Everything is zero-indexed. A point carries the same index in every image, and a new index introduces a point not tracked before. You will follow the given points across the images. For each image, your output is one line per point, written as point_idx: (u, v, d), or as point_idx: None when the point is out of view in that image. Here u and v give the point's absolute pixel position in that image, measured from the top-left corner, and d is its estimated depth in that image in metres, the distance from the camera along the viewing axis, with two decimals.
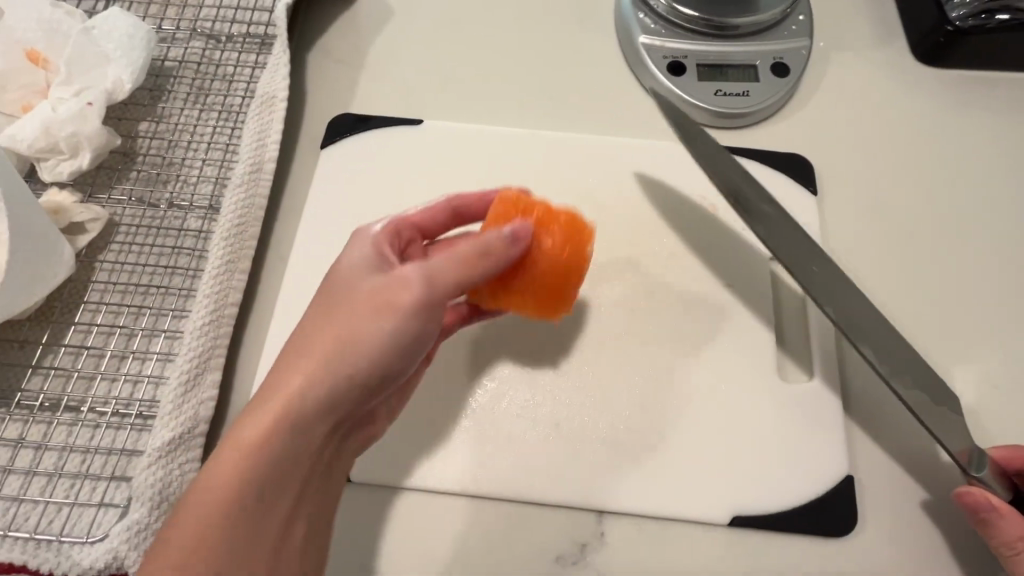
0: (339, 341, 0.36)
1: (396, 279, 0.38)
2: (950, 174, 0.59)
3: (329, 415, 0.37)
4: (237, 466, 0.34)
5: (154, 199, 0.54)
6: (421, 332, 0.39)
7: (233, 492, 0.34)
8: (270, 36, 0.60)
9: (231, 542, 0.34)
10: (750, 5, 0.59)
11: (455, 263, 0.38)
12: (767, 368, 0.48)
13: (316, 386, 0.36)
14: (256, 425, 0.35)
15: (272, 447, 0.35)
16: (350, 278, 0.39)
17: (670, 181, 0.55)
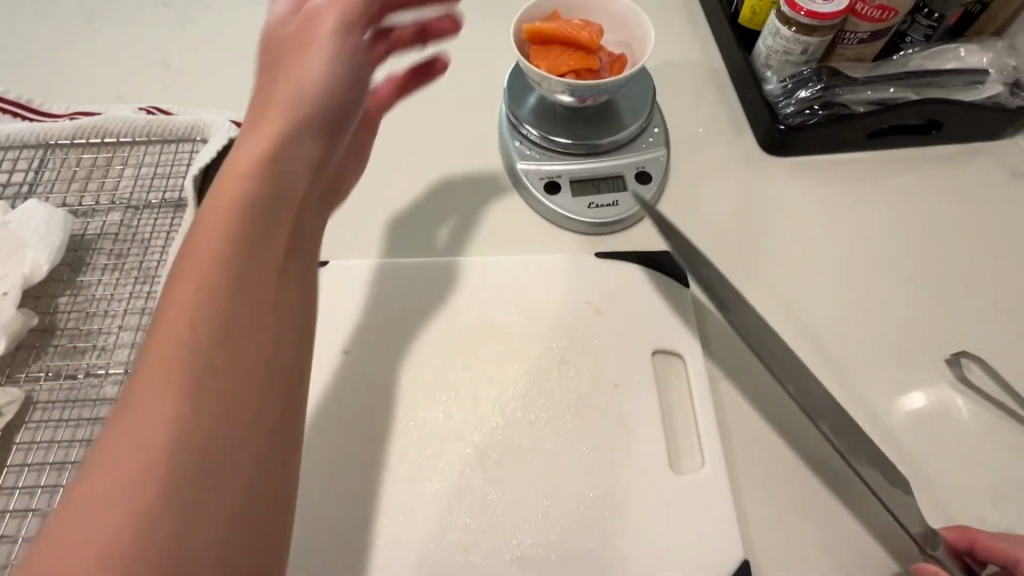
0: (268, 130, 0.41)
1: (300, 46, 0.44)
2: (809, 251, 0.66)
3: (283, 180, 0.40)
4: (195, 295, 0.34)
5: (72, 371, 0.56)
6: (332, 74, 0.44)
7: (229, 281, 0.35)
8: (184, 201, 0.66)
9: (242, 320, 0.35)
10: (609, 126, 0.67)
11: (301, 23, 0.45)
12: (659, 463, 0.51)
13: (264, 143, 0.40)
14: (218, 212, 0.37)
15: (241, 213, 0.37)
16: (266, 130, 0.41)
17: (564, 285, 0.60)
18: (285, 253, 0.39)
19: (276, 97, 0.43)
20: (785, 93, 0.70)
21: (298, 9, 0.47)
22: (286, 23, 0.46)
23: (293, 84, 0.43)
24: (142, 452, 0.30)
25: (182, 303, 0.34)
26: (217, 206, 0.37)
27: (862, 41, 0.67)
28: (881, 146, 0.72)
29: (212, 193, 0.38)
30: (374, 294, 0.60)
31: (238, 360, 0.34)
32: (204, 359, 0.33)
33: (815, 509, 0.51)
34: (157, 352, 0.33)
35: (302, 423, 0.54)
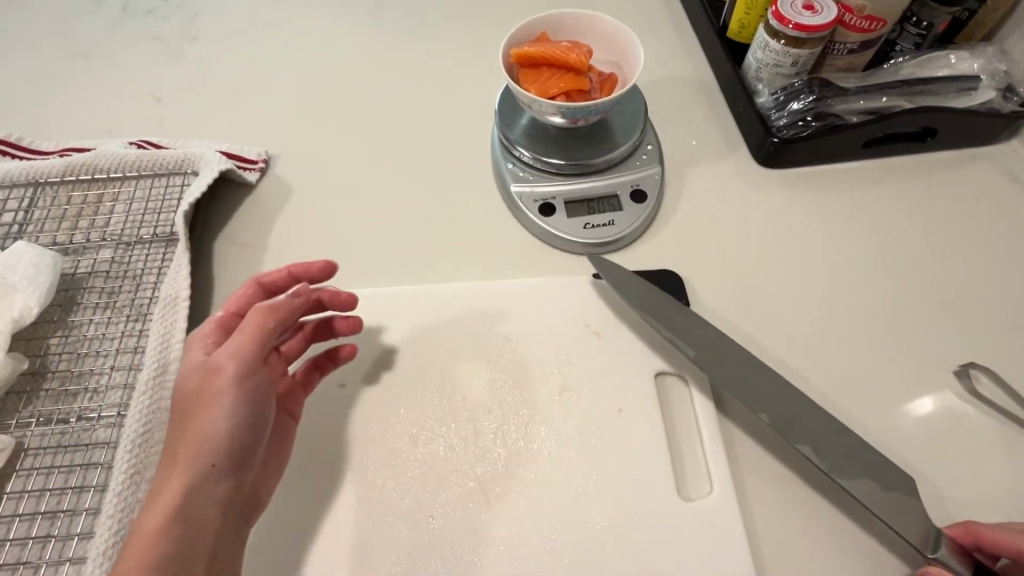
0: (195, 443, 0.46)
1: (211, 373, 0.48)
2: (809, 263, 0.65)
3: (218, 473, 0.46)
4: None
5: (63, 415, 0.55)
6: (234, 425, 0.47)
7: (172, 510, 0.44)
8: (175, 235, 0.65)
9: (191, 524, 0.44)
10: (602, 146, 0.67)
11: (206, 343, 0.52)
12: (665, 489, 0.50)
13: (197, 494, 0.45)
14: (157, 511, 0.44)
15: (177, 508, 0.44)
16: (197, 425, 0.47)
17: (563, 309, 0.59)
18: (218, 530, 0.46)
19: (192, 427, 0.47)
20: (778, 105, 0.69)
21: (205, 362, 0.50)
22: (197, 374, 0.49)
23: (195, 382, 0.49)
24: None
25: None
26: (176, 424, 0.48)
27: (853, 51, 0.67)
28: (876, 155, 0.72)
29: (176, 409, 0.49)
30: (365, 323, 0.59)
31: None
32: (156, 562, 0.42)
33: (830, 531, 0.49)
34: None
35: (298, 461, 0.52)
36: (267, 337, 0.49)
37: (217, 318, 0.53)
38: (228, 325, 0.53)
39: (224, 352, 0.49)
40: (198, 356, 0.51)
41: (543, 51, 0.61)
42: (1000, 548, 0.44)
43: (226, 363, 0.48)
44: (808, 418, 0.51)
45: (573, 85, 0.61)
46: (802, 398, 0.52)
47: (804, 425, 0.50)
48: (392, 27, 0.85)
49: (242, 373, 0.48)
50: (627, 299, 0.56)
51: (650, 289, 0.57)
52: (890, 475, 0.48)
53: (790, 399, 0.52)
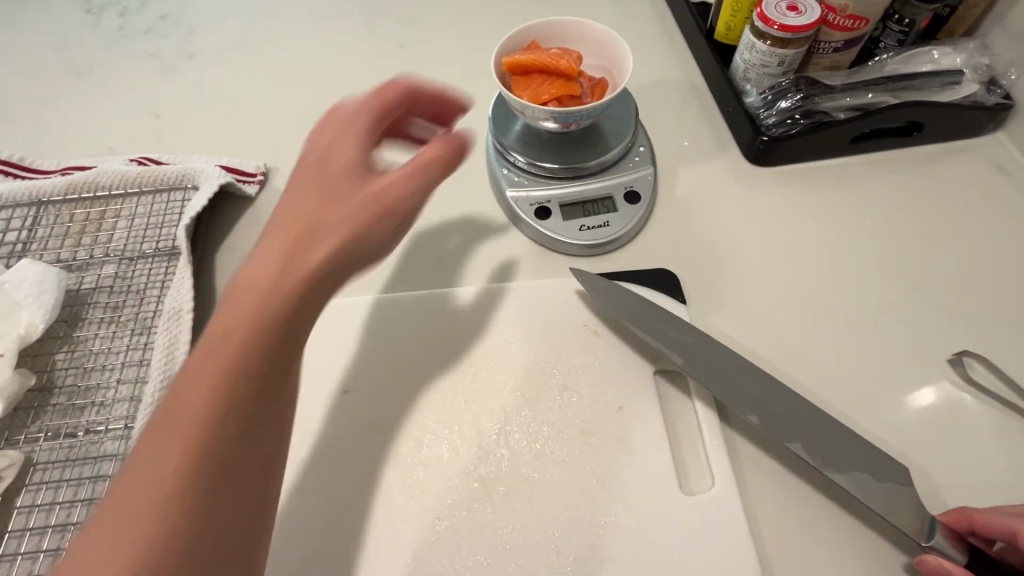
0: (306, 241, 0.40)
1: (348, 184, 0.43)
2: (803, 258, 0.66)
3: (319, 283, 0.40)
4: (211, 379, 0.36)
5: (71, 429, 0.56)
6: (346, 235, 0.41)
7: (262, 315, 0.38)
8: (178, 249, 0.66)
9: (280, 337, 0.39)
10: (595, 149, 0.68)
11: (317, 163, 0.45)
12: (668, 484, 0.51)
13: (297, 308, 0.39)
14: (238, 311, 0.38)
15: (273, 312, 0.38)
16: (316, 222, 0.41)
17: (560, 310, 0.60)
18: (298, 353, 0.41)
19: (296, 227, 0.41)
20: (766, 105, 0.71)
21: (357, 162, 0.44)
22: (315, 176, 0.44)
23: (311, 219, 0.41)
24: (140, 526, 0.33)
25: (195, 388, 0.36)
26: (309, 278, 0.39)
27: (837, 50, 0.68)
28: (864, 150, 0.73)
29: (271, 258, 0.39)
30: (366, 329, 0.60)
31: (241, 448, 0.36)
32: (240, 365, 0.37)
33: (831, 521, 0.50)
34: (167, 423, 0.35)
35: (305, 468, 0.53)
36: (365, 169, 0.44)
37: (334, 116, 0.47)
38: (380, 104, 0.48)
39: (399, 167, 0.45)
40: (317, 149, 0.46)
41: (533, 59, 0.63)
42: (993, 531, 0.45)
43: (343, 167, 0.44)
44: (798, 415, 0.52)
45: (564, 91, 0.63)
46: (793, 396, 0.53)
47: (795, 425, 0.51)
48: (386, 38, 0.86)
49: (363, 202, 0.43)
50: (611, 308, 0.58)
51: (634, 297, 0.58)
52: (884, 465, 0.49)
53: (785, 397, 0.53)
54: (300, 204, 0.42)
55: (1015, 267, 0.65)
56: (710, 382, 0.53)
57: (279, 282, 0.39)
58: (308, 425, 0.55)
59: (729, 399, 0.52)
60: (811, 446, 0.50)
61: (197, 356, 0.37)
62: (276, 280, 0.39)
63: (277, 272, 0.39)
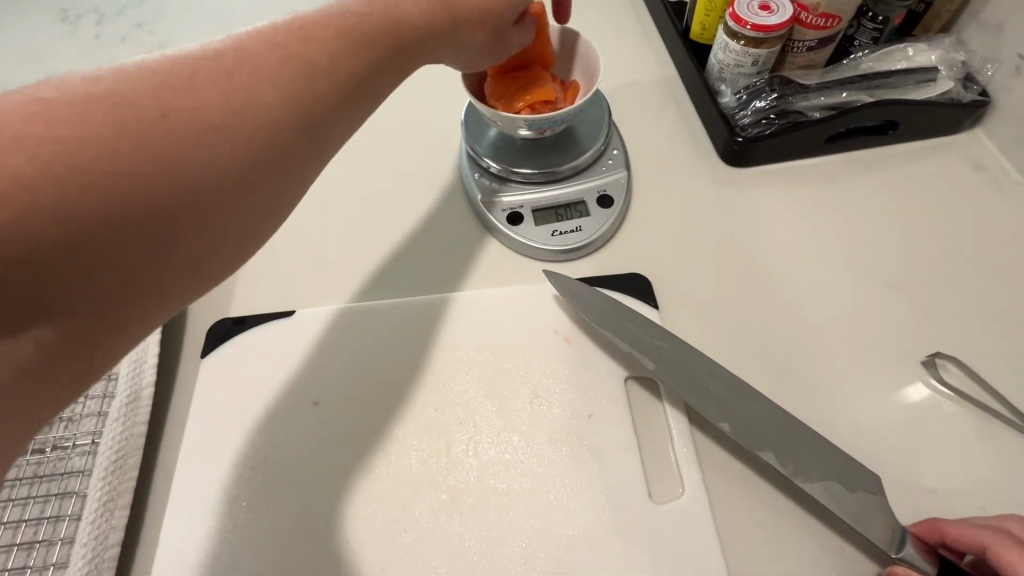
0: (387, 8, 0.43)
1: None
2: (780, 259, 0.65)
3: (382, 45, 0.42)
4: (279, 48, 0.36)
5: (39, 444, 0.55)
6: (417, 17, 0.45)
7: (336, 40, 0.39)
8: None
9: (345, 71, 0.39)
10: (569, 152, 0.68)
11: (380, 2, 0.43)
12: (637, 492, 0.50)
13: (365, 53, 0.41)
14: (320, 23, 0.39)
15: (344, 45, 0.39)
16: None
17: (535, 315, 0.59)
18: (359, 102, 0.41)
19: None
20: (741, 105, 0.70)
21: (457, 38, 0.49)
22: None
23: (308, 76, 0.37)
24: (160, 114, 0.31)
25: (260, 45, 0.36)
26: (285, 89, 0.36)
27: (811, 49, 0.68)
28: (842, 149, 0.72)
29: (232, 83, 0.34)
30: (336, 339, 0.59)
31: (287, 125, 0.36)
32: (309, 60, 0.37)
33: (800, 527, 0.50)
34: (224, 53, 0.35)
35: (274, 479, 0.53)
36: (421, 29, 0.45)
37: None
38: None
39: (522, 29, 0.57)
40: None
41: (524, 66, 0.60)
42: (963, 543, 0.45)
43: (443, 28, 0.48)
44: (769, 423, 0.51)
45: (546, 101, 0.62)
46: (763, 402, 0.52)
47: (765, 432, 0.51)
48: None
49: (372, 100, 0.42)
50: (585, 312, 0.57)
51: (608, 302, 0.58)
52: (853, 472, 0.49)
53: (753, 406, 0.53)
54: (300, 43, 0.37)
55: (991, 264, 0.65)
56: (680, 387, 0.52)
57: (227, 114, 0.33)
58: (277, 437, 0.55)
59: (699, 405, 0.51)
60: (781, 451, 0.50)
61: (73, 114, 0.30)
62: (222, 106, 0.33)
63: (231, 97, 0.34)
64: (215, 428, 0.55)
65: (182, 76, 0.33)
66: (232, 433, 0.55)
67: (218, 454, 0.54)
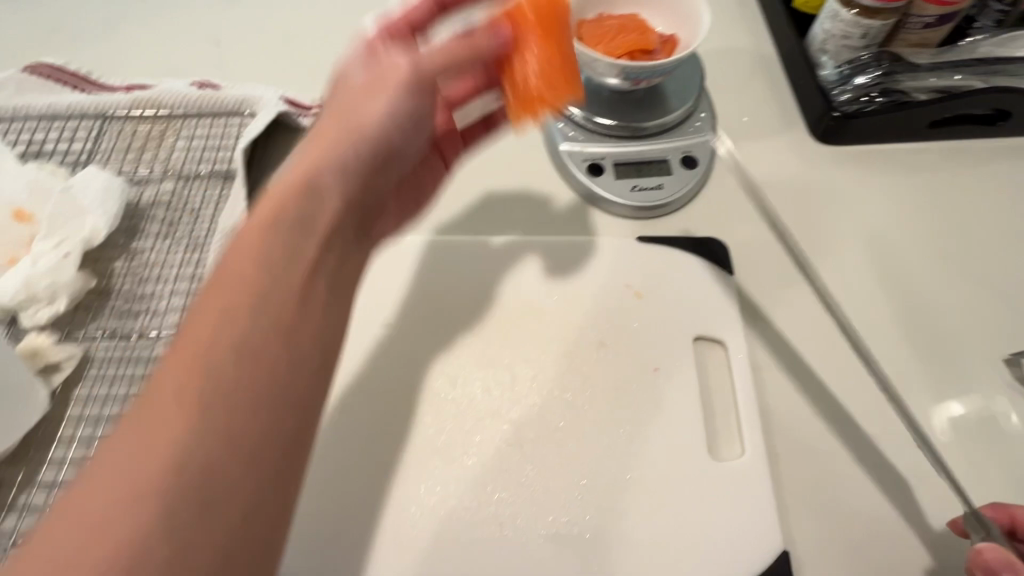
0: (351, 129, 0.46)
1: (387, 71, 0.47)
2: (859, 243, 0.64)
3: (349, 172, 0.46)
4: (262, 242, 0.41)
5: (126, 331, 0.58)
6: (393, 113, 0.47)
7: (300, 191, 0.43)
8: (233, 172, 0.68)
9: (317, 214, 0.44)
10: (656, 109, 0.67)
11: (296, 168, 0.45)
12: (698, 448, 0.51)
13: (337, 175, 0.45)
14: (286, 185, 0.44)
15: (308, 191, 0.44)
16: (358, 102, 0.47)
17: (609, 267, 0.59)
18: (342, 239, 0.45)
19: (356, 102, 0.47)
20: (841, 80, 0.67)
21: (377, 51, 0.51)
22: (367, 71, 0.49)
23: (211, 376, 0.36)
24: (221, 362, 0.36)
25: (245, 255, 0.40)
26: (284, 283, 0.40)
27: (928, 26, 0.64)
28: (940, 137, 0.69)
29: (136, 476, 0.33)
30: (412, 266, 0.60)
31: (299, 296, 0.40)
32: (291, 221, 0.42)
33: (858, 504, 0.50)
34: (230, 275, 0.40)
35: (341, 392, 0.55)
36: (372, 128, 0.47)
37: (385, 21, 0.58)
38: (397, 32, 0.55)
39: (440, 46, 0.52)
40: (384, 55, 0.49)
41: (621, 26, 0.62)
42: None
43: (388, 127, 0.47)
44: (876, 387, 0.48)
45: (637, 52, 0.61)
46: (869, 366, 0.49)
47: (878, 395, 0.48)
48: None
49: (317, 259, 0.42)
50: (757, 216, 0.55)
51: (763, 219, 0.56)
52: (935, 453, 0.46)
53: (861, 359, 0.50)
54: (167, 404, 0.35)
55: None
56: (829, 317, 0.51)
57: (259, 336, 0.38)
58: (346, 353, 0.56)
59: None
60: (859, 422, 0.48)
61: (153, 427, 0.34)
62: (252, 335, 0.38)
63: (253, 316, 0.38)
64: None
65: (212, 322, 0.38)
66: None
67: None
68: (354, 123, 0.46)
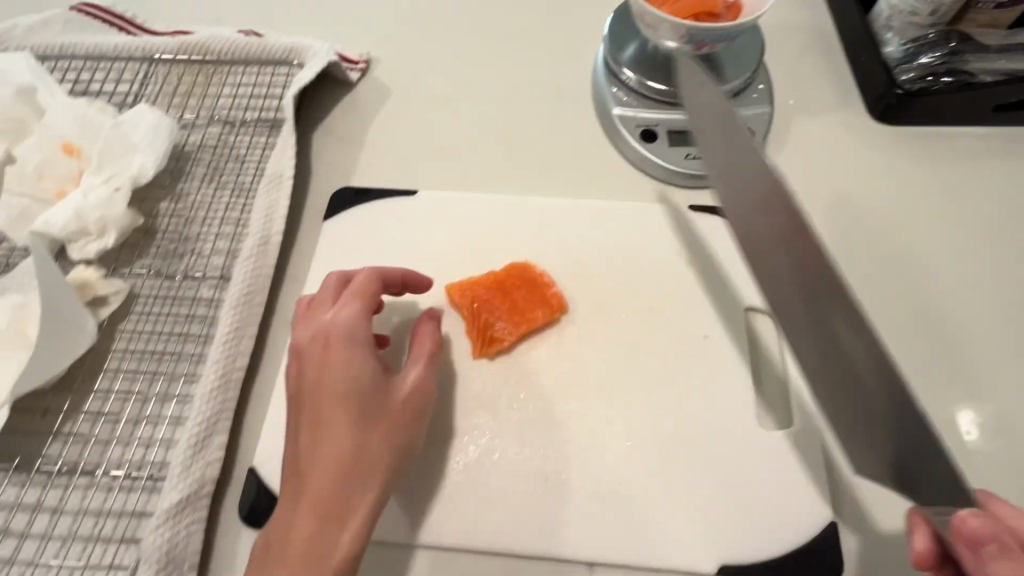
0: (301, 470, 0.41)
1: (330, 362, 0.44)
2: (914, 225, 0.62)
3: (342, 395, 0.43)
4: (287, 564, 0.38)
5: (170, 271, 0.58)
6: (341, 340, 0.45)
7: (292, 532, 0.39)
8: (279, 120, 0.66)
9: (331, 460, 0.41)
10: (714, 77, 0.65)
11: (291, 481, 0.41)
12: (748, 417, 0.50)
13: (318, 495, 0.40)
14: (285, 524, 0.40)
15: (313, 496, 0.40)
16: (312, 436, 0.42)
17: (658, 234, 0.59)
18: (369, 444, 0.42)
19: (312, 417, 0.42)
20: (905, 59, 0.65)
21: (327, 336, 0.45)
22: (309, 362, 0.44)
23: None
24: None
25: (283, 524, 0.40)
26: (314, 523, 0.39)
27: (1001, 5, 0.60)
28: (1003, 123, 0.67)
29: None
30: (461, 224, 0.61)
31: (324, 531, 0.39)
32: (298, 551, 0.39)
33: None
34: (281, 522, 0.40)
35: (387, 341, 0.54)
36: (340, 381, 0.43)
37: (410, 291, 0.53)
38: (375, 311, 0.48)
39: (414, 363, 0.47)
40: (315, 337, 0.46)
41: None
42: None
43: (350, 431, 0.41)
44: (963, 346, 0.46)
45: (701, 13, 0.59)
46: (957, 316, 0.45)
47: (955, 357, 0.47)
48: None
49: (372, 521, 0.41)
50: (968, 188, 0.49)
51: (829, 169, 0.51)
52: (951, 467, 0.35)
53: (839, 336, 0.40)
54: None
55: None
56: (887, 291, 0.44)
57: None
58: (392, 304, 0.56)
59: None
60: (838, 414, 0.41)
61: None
62: None
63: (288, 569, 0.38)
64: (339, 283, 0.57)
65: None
66: None
67: None
68: (321, 460, 0.41)
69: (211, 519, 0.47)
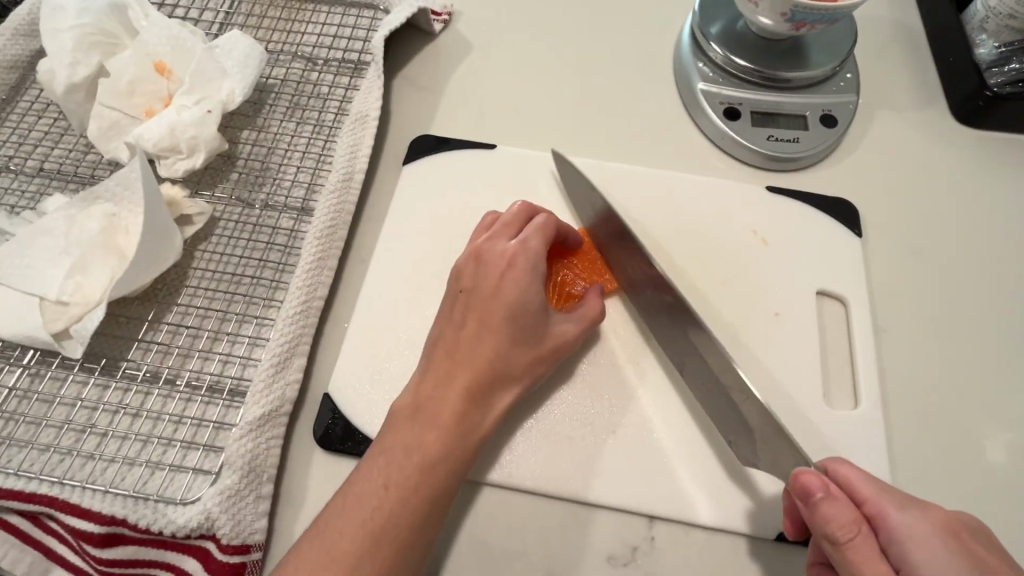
0: (458, 357, 0.44)
1: (508, 271, 0.46)
2: (994, 226, 0.61)
3: (512, 310, 0.45)
4: (417, 438, 0.41)
5: (250, 199, 0.59)
6: (521, 260, 0.47)
7: (433, 410, 0.42)
8: (363, 62, 0.66)
9: (485, 363, 0.43)
10: (802, 60, 0.64)
11: (444, 364, 0.44)
12: (814, 395, 0.51)
13: (473, 384, 0.43)
14: (429, 397, 0.42)
15: (462, 389, 0.42)
16: (478, 330, 0.44)
17: (735, 211, 0.59)
18: (516, 361, 0.44)
19: (482, 309, 0.45)
20: (997, 62, 0.65)
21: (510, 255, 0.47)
22: (489, 266, 0.47)
23: (391, 455, 0.40)
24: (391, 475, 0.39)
25: (420, 415, 0.42)
26: (450, 415, 0.41)
27: None
28: None
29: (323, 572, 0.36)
30: (538, 182, 0.61)
31: (458, 428, 0.41)
32: (435, 422, 0.41)
33: (968, 475, 0.49)
34: (422, 398, 0.42)
35: None
36: (517, 289, 0.45)
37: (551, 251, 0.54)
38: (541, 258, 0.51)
39: (572, 319, 0.48)
40: (501, 247, 0.48)
41: None
42: (837, 517, 0.35)
43: (515, 342, 0.44)
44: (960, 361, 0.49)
45: None
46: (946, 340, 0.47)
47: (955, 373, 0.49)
48: None
49: (487, 432, 0.43)
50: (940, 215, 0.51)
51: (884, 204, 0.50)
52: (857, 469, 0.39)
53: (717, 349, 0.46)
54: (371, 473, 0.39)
55: None
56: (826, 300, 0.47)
57: (425, 454, 0.40)
58: None
59: None
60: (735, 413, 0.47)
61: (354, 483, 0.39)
62: (418, 461, 0.40)
63: (420, 442, 0.40)
64: (415, 227, 0.58)
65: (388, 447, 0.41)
66: (430, 236, 0.57)
67: (419, 249, 0.57)
68: (489, 353, 0.44)
69: (286, 436, 0.49)
